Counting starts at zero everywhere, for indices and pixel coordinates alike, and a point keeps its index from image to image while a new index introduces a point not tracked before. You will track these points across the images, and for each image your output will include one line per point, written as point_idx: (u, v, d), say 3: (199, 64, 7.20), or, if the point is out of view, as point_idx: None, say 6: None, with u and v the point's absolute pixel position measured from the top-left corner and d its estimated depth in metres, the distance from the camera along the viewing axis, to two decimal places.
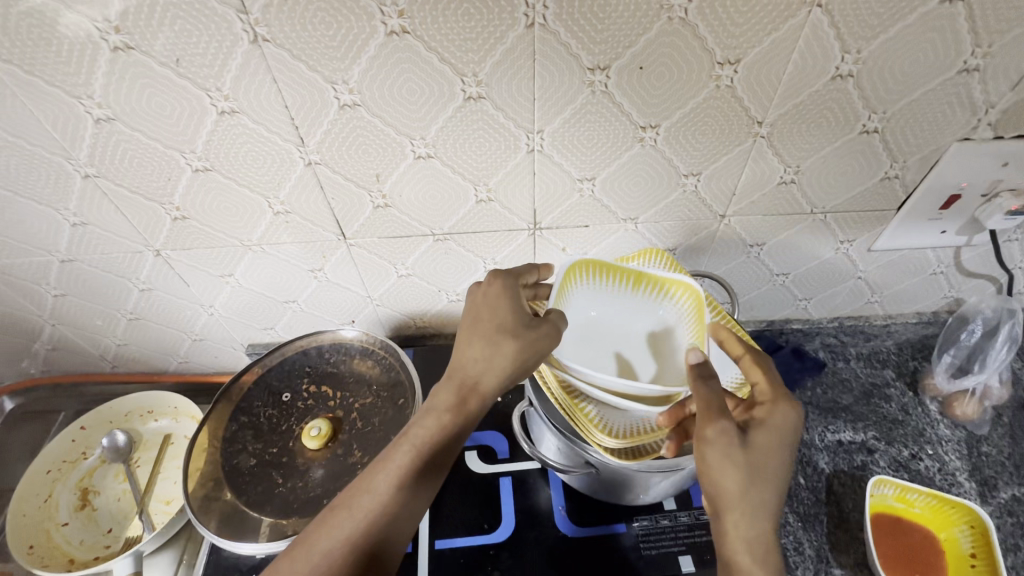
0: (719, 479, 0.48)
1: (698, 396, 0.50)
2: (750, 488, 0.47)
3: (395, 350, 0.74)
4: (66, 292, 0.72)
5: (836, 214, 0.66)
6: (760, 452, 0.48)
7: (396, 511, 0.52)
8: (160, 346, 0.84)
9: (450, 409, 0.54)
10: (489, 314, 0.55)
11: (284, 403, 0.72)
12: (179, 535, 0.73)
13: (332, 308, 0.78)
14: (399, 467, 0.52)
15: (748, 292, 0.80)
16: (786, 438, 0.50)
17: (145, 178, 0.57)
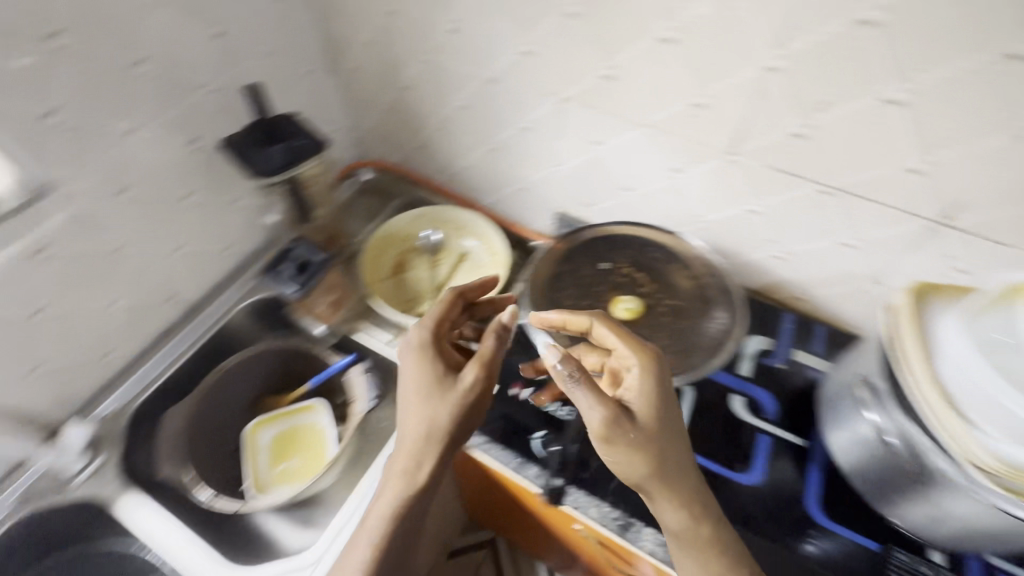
0: (627, 472, 0.52)
1: (579, 403, 0.52)
2: (644, 471, 0.52)
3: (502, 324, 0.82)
4: (239, 273, 0.93)
5: (951, 232, 0.58)
6: (644, 438, 0.52)
7: (395, 523, 0.59)
8: None
9: (404, 474, 0.59)
10: (419, 376, 0.62)
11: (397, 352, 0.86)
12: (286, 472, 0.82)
13: (425, 296, 0.90)
14: (382, 515, 0.59)
15: (854, 310, 0.72)
16: (652, 416, 0.52)
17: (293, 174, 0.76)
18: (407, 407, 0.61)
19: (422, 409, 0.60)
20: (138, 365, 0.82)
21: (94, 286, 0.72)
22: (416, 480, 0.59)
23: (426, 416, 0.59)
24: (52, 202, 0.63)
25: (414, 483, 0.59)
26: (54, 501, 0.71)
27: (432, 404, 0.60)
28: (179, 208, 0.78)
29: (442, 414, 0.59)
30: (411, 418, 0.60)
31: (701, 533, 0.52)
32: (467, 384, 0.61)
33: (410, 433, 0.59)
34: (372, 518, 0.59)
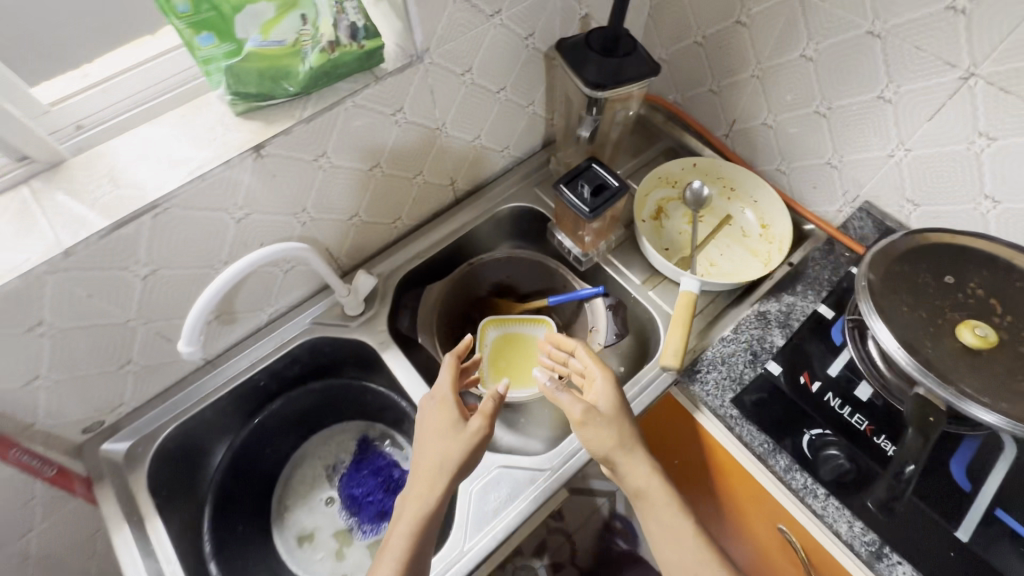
0: (599, 447, 0.65)
1: (606, 432, 0.64)
2: (610, 440, 0.64)
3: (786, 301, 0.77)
4: (498, 179, 0.95)
5: None
6: (604, 418, 0.65)
7: (433, 526, 0.60)
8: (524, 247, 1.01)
9: (436, 477, 0.61)
10: (438, 446, 0.63)
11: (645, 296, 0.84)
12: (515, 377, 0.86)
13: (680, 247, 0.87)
14: (428, 509, 0.60)
15: None
16: (617, 407, 0.66)
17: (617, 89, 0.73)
18: (433, 422, 0.65)
19: (437, 444, 0.63)
20: (412, 236, 0.89)
21: (412, 156, 0.77)
22: (430, 492, 0.60)
23: (447, 454, 0.62)
24: (423, 68, 0.66)
25: (438, 487, 0.60)
26: (338, 333, 0.81)
27: (443, 442, 0.63)
28: (493, 99, 0.80)
29: (455, 449, 0.62)
30: (434, 441, 0.63)
31: (656, 497, 0.63)
32: (473, 432, 0.63)
33: (429, 461, 0.62)
34: (412, 522, 0.59)
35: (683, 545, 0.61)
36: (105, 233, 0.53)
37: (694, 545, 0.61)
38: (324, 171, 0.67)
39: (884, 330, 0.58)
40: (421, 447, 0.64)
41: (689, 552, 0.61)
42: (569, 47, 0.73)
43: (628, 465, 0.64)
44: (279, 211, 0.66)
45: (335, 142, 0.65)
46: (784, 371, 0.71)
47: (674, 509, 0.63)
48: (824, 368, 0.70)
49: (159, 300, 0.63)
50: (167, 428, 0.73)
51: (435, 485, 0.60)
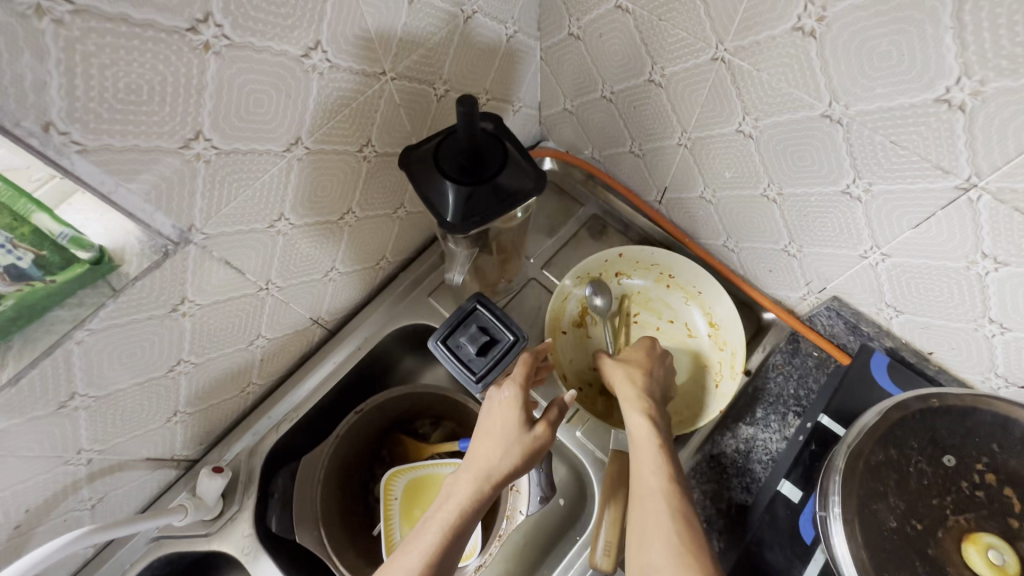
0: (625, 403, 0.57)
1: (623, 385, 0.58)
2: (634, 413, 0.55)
3: (746, 446, 0.63)
4: (381, 292, 0.75)
5: None
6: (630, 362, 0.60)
7: (461, 530, 0.49)
8: (430, 359, 0.82)
9: (474, 478, 0.51)
10: (498, 420, 0.55)
11: (575, 436, 0.68)
12: None
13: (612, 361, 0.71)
14: (461, 501, 0.50)
15: None
16: (644, 368, 0.60)
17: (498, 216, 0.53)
18: (493, 418, 0.55)
19: (491, 444, 0.53)
20: (278, 392, 0.70)
21: (236, 328, 0.57)
22: (471, 501, 0.50)
23: (493, 458, 0.52)
24: (194, 249, 0.46)
25: (479, 487, 0.50)
26: (192, 544, 0.64)
27: (499, 442, 0.53)
28: (337, 228, 0.59)
29: (508, 452, 0.52)
30: (486, 435, 0.54)
31: (650, 492, 0.48)
32: (533, 436, 0.54)
33: (486, 457, 0.52)
34: (440, 530, 0.48)
35: (654, 542, 0.45)
36: None
37: (666, 542, 0.44)
38: (88, 408, 0.48)
39: (847, 551, 0.43)
40: (478, 442, 0.54)
41: (660, 553, 0.44)
42: (413, 165, 0.52)
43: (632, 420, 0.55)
44: (34, 472, 0.48)
45: (84, 377, 0.45)
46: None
47: (656, 501, 0.48)
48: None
49: None
50: None
51: (480, 485, 0.50)
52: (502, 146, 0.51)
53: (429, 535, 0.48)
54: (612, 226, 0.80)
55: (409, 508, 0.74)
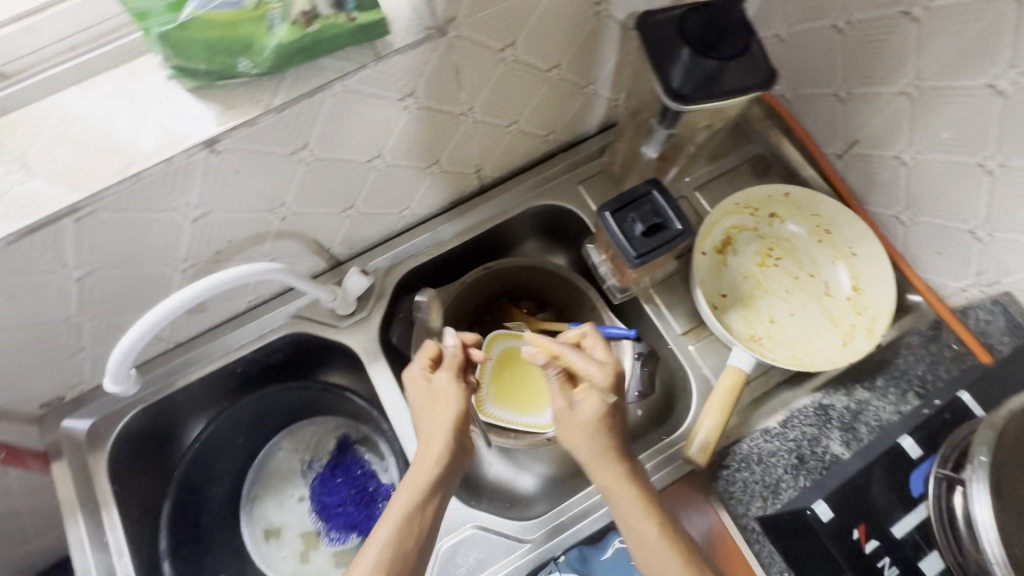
0: (596, 445, 0.55)
1: (592, 450, 0.55)
2: (602, 463, 0.55)
3: (861, 406, 0.63)
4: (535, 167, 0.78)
5: None
6: (585, 424, 0.55)
7: (431, 499, 0.55)
8: (553, 249, 0.85)
9: (427, 463, 0.56)
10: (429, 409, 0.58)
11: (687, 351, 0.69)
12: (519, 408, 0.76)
13: (741, 294, 0.71)
14: (419, 484, 0.55)
15: None
16: (603, 416, 0.55)
17: (715, 104, 0.53)
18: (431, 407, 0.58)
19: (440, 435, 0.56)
20: (422, 227, 0.75)
21: (427, 146, 0.61)
22: (428, 484, 0.55)
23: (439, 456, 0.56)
24: (444, 45, 0.49)
25: (436, 466, 0.56)
26: (323, 331, 0.71)
27: (428, 420, 0.57)
28: (540, 79, 0.61)
29: (442, 412, 0.57)
30: (426, 451, 0.56)
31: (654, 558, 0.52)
32: (436, 387, 0.58)
33: (426, 456, 0.56)
34: (397, 517, 0.54)
35: None
36: (13, 238, 0.42)
37: None
38: (306, 166, 0.53)
39: None
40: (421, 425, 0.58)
41: None
42: (650, 28, 0.52)
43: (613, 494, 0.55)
44: (249, 208, 0.54)
45: (318, 133, 0.50)
46: (836, 518, 0.56)
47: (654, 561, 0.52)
48: (888, 524, 0.56)
49: (105, 296, 0.54)
50: (132, 411, 0.68)
51: (438, 467, 0.56)
52: (747, 32, 0.50)
53: (391, 519, 0.54)
54: (775, 171, 0.78)
55: (502, 370, 0.78)
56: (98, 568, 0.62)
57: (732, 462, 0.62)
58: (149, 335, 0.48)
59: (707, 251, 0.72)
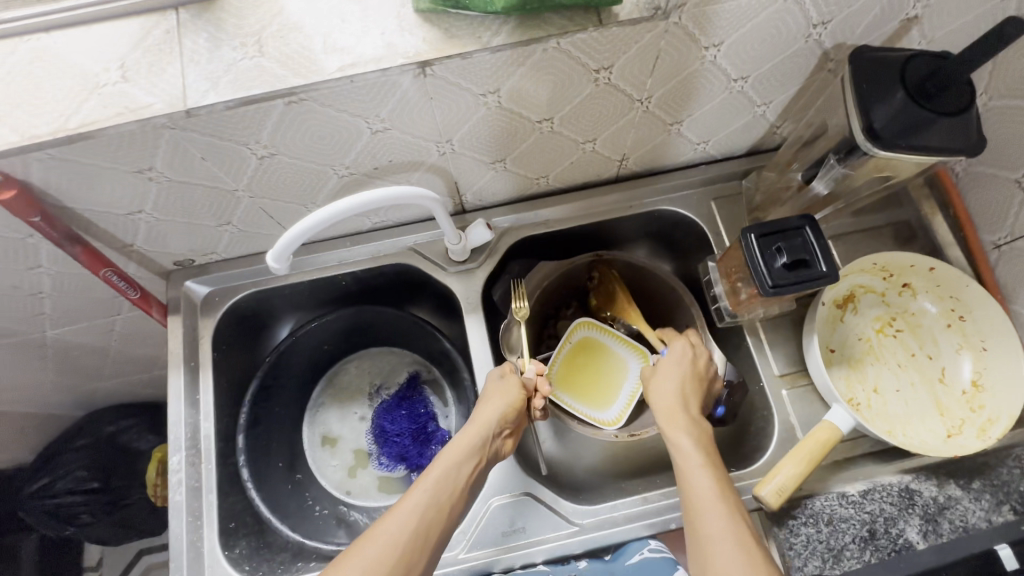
0: (672, 400, 0.62)
1: (669, 391, 0.63)
2: (682, 409, 0.62)
3: (949, 503, 0.60)
4: (674, 172, 0.77)
5: None
6: (677, 363, 0.66)
7: (465, 475, 0.58)
8: (662, 257, 0.84)
9: (468, 439, 0.60)
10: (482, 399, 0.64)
11: (778, 394, 0.68)
12: (588, 399, 0.78)
13: (850, 355, 0.69)
14: (456, 458, 0.58)
15: None
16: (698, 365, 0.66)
17: (908, 156, 0.51)
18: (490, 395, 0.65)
19: (491, 414, 0.62)
20: (550, 199, 0.76)
21: (594, 122, 0.62)
22: (472, 451, 0.59)
23: (485, 433, 0.61)
24: (660, 29, 0.49)
25: (477, 444, 0.60)
26: (432, 270, 0.74)
27: (482, 409, 0.63)
28: (723, 87, 0.60)
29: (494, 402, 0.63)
30: (467, 430, 0.61)
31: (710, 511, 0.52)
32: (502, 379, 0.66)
33: (470, 433, 0.60)
34: (440, 471, 0.57)
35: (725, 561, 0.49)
36: (234, 104, 0.45)
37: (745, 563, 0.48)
38: (486, 111, 0.55)
39: None
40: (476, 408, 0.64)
41: None
42: (865, 63, 0.51)
43: (683, 439, 0.59)
44: (422, 135, 0.56)
45: (512, 82, 0.51)
46: None
47: (718, 521, 0.52)
48: None
49: (272, 180, 0.57)
50: (245, 291, 0.73)
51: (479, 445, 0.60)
52: (971, 93, 0.48)
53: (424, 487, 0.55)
54: (918, 242, 0.75)
55: (577, 356, 0.80)
56: (186, 421, 0.67)
57: (799, 514, 0.60)
58: (304, 237, 0.49)
59: (829, 301, 0.70)
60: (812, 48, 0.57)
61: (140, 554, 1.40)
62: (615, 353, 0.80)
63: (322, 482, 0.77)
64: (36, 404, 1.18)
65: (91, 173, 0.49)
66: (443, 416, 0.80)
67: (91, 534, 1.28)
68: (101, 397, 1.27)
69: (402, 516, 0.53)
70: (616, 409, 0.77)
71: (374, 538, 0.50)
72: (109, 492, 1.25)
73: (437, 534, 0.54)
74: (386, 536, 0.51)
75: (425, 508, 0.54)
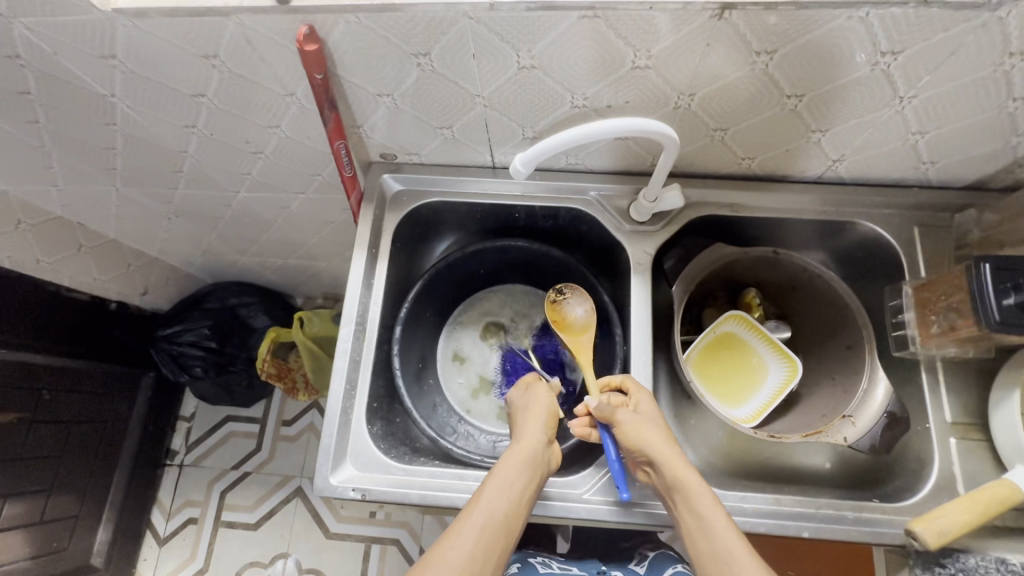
0: (654, 448, 0.59)
1: (654, 443, 0.60)
2: (675, 456, 0.59)
3: None
4: (881, 187, 0.73)
5: None
6: (641, 416, 0.62)
7: (522, 495, 0.56)
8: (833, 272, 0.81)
9: (520, 458, 0.59)
10: (526, 416, 0.64)
11: (946, 441, 0.64)
12: (720, 391, 0.77)
13: None
14: (510, 477, 0.57)
15: None
16: (657, 415, 0.63)
17: None
18: (529, 412, 0.64)
19: (537, 433, 0.61)
20: (744, 183, 0.74)
21: (837, 112, 0.59)
22: (525, 466, 0.58)
23: (534, 449, 0.60)
24: (978, 21, 0.47)
25: (527, 462, 0.58)
26: (608, 223, 0.74)
27: (526, 428, 0.62)
28: (995, 104, 0.56)
29: (535, 424, 0.62)
30: (517, 448, 0.60)
31: (731, 559, 0.52)
32: (528, 398, 0.66)
33: (519, 451, 0.59)
34: (495, 489, 0.56)
35: None
36: (536, 7, 0.47)
37: None
38: (747, 72, 0.54)
39: None
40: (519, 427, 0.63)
41: None
42: None
43: (693, 485, 0.57)
44: (672, 83, 0.56)
45: (792, 47, 0.50)
46: None
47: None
48: None
49: (513, 94, 0.59)
50: (430, 197, 0.76)
51: (530, 467, 0.58)
52: None
53: (480, 510, 0.54)
54: None
55: (716, 346, 0.79)
56: (358, 299, 0.71)
57: (950, 565, 0.57)
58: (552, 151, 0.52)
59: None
60: None
61: (227, 418, 1.52)
62: (758, 355, 0.79)
63: (447, 395, 0.81)
64: (183, 259, 1.30)
65: (378, 45, 0.53)
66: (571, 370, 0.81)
67: (197, 386, 1.40)
68: (232, 270, 1.39)
69: (464, 539, 0.52)
70: (752, 408, 0.75)
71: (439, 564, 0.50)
72: (221, 355, 1.37)
73: (499, 554, 0.53)
74: (451, 566, 0.50)
75: (485, 527, 0.53)
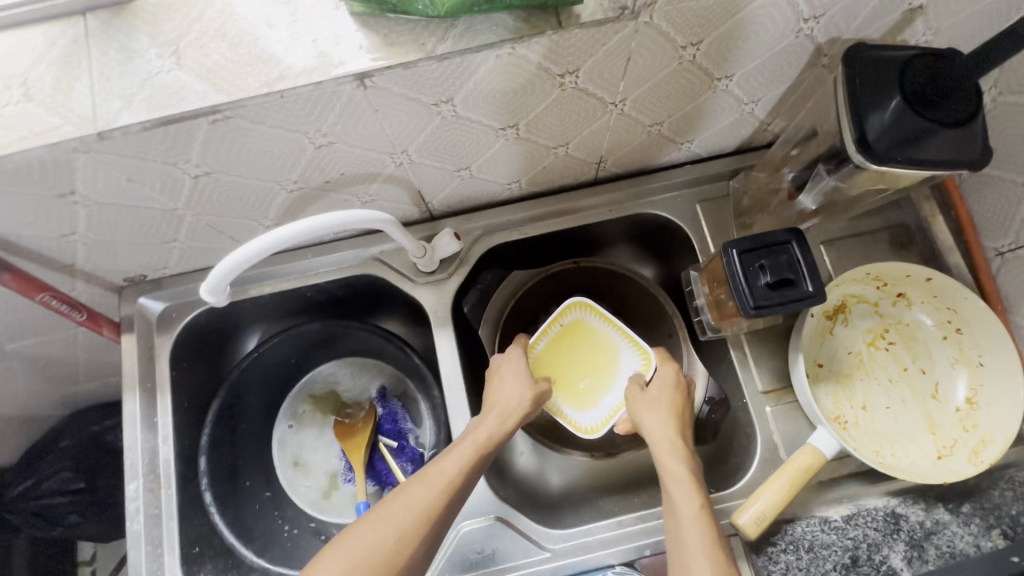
0: (660, 436, 0.57)
1: (652, 429, 0.58)
2: (674, 449, 0.56)
3: (936, 527, 0.58)
4: (657, 172, 0.72)
5: None
6: (664, 400, 0.61)
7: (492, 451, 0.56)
8: (647, 260, 0.80)
9: (501, 415, 0.58)
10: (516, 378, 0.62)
11: (762, 413, 0.65)
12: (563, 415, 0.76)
13: (840, 370, 0.65)
14: (490, 431, 0.56)
15: None
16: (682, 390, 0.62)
17: (901, 171, 0.46)
18: (517, 390, 0.61)
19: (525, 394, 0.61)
20: (527, 203, 0.71)
21: (563, 128, 0.56)
22: (505, 428, 0.57)
23: (522, 404, 0.60)
24: (630, 29, 0.44)
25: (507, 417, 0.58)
26: (400, 282, 0.70)
27: (520, 385, 0.61)
28: (706, 86, 0.55)
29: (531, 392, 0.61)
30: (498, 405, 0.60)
31: (691, 549, 0.49)
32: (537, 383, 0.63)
33: (499, 410, 0.59)
34: (472, 441, 0.55)
35: None
36: (150, 126, 0.41)
37: None
38: (441, 120, 0.50)
39: None
40: (497, 389, 0.61)
41: None
42: (859, 65, 0.45)
43: (676, 488, 0.53)
44: (372, 147, 0.51)
45: (467, 91, 0.46)
46: None
47: None
48: None
49: (213, 197, 0.53)
50: (201, 307, 0.69)
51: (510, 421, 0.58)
52: (978, 102, 0.43)
53: (455, 461, 0.53)
54: (916, 247, 0.69)
55: (565, 339, 0.68)
56: (143, 446, 0.64)
57: (781, 540, 0.58)
58: (242, 267, 0.45)
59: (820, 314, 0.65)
60: (800, 46, 0.52)
61: None
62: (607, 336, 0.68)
63: (295, 502, 0.74)
64: None
65: (8, 198, 0.45)
66: (418, 440, 0.76)
67: None
68: None
69: (423, 491, 0.51)
70: (598, 413, 0.66)
71: (390, 513, 0.49)
72: None
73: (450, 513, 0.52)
74: (393, 522, 0.49)
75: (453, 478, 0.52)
